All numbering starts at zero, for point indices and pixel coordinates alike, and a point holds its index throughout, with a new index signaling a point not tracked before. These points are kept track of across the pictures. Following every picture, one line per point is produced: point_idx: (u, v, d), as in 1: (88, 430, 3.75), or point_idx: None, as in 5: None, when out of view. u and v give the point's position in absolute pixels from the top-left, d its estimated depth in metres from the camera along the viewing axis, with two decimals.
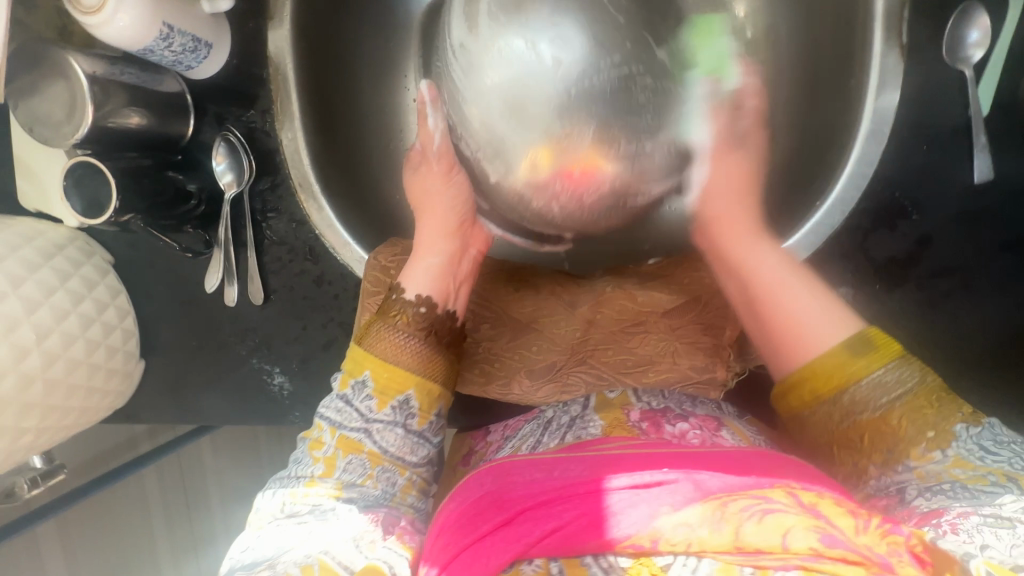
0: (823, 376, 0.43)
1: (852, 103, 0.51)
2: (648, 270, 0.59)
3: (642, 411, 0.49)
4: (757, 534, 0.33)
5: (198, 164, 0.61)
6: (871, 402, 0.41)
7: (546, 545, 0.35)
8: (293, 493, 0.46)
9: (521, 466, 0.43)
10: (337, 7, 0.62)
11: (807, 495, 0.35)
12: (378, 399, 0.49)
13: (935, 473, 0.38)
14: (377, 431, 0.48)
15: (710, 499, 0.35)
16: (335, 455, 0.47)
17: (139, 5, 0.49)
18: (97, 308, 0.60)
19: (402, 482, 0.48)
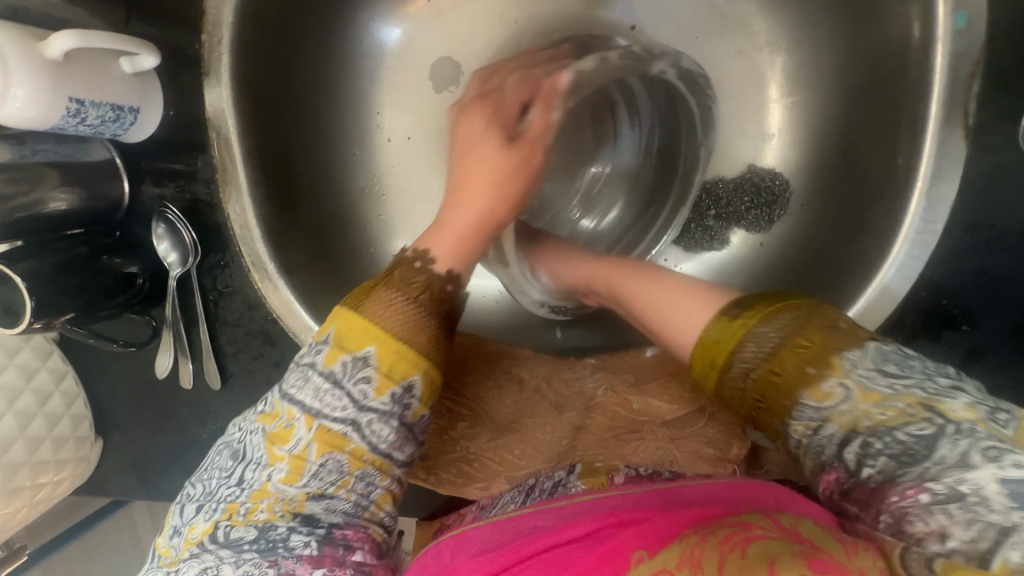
0: (712, 358, 0.38)
1: (898, 190, 0.45)
2: (648, 364, 0.51)
3: (627, 474, 0.46)
4: (745, 574, 0.27)
5: (138, 241, 0.55)
6: (754, 364, 0.36)
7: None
8: (234, 509, 0.39)
9: (483, 532, 0.40)
10: (290, 45, 0.52)
11: (788, 521, 0.31)
12: (377, 382, 0.39)
13: (851, 417, 0.32)
14: (366, 423, 0.40)
15: (685, 539, 0.30)
16: (303, 457, 0.39)
17: (33, 82, 0.40)
18: (38, 399, 0.55)
19: (380, 490, 0.41)
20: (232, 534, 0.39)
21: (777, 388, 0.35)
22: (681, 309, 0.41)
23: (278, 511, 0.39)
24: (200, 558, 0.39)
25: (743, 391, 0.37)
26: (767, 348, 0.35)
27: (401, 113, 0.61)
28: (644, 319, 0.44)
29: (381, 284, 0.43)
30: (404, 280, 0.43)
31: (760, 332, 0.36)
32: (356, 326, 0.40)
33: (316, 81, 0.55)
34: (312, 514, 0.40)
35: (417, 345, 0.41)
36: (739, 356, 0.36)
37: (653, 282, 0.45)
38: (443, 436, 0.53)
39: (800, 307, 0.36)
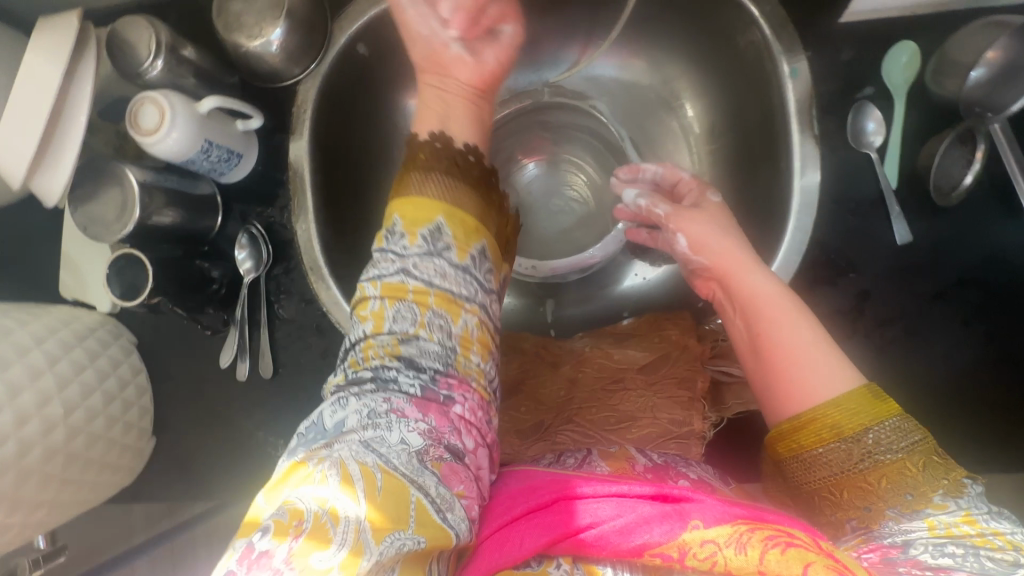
0: (813, 434, 0.46)
1: (784, 179, 0.61)
2: (624, 328, 0.64)
3: (646, 464, 0.53)
4: (781, 564, 0.39)
5: (223, 254, 0.70)
6: (856, 460, 0.45)
7: (579, 544, 0.41)
8: (355, 360, 0.49)
9: (541, 475, 0.49)
10: (350, 117, 0.73)
11: (824, 542, 0.41)
12: (409, 233, 0.52)
13: (944, 526, 0.43)
14: (415, 265, 0.51)
15: (742, 524, 0.41)
16: (382, 308, 0.50)
17: (187, 126, 0.59)
18: (119, 385, 0.65)
19: (458, 331, 0.50)
20: (357, 376, 0.48)
21: (863, 495, 0.45)
22: (827, 372, 0.48)
23: (382, 355, 0.48)
24: (336, 395, 0.47)
25: (812, 476, 0.47)
26: (899, 445, 0.45)
27: None
28: (793, 377, 0.48)
29: (415, 170, 0.56)
30: (425, 158, 0.56)
31: (870, 432, 0.45)
32: (414, 209, 0.54)
33: (360, 142, 0.75)
34: (410, 356, 0.48)
35: (444, 204, 0.54)
36: (857, 439, 0.45)
37: (773, 329, 0.51)
38: None
39: (907, 419, 0.45)
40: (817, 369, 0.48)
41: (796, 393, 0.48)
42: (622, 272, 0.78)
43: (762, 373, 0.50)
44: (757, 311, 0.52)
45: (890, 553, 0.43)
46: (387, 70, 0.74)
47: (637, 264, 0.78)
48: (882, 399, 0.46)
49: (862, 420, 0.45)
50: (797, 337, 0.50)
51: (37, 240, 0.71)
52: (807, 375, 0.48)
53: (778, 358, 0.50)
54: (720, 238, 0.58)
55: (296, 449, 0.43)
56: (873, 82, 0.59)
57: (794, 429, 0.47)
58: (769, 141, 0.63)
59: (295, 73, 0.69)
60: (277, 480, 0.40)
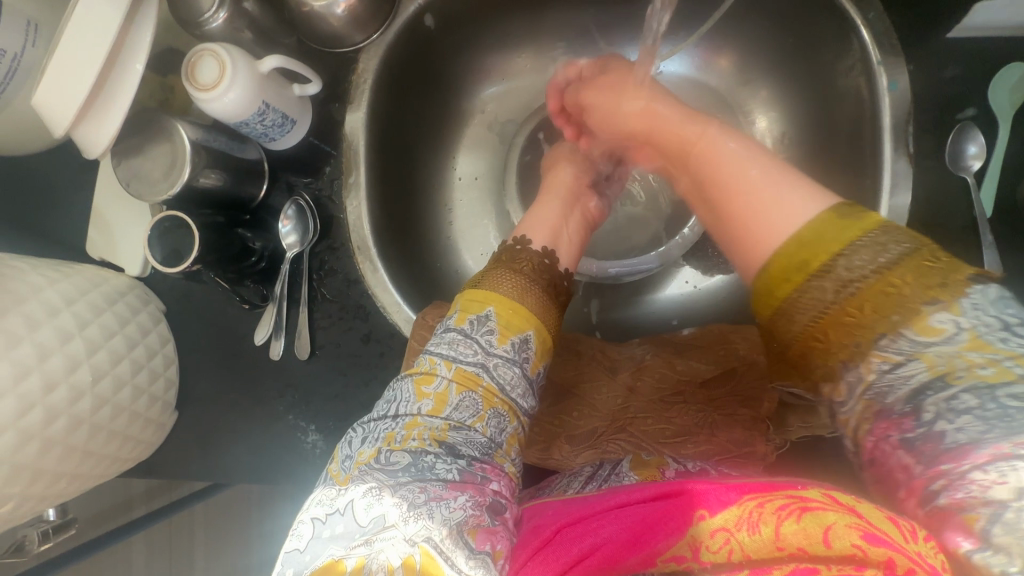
0: (785, 276, 0.39)
1: (870, 197, 0.58)
2: (686, 339, 0.61)
3: (677, 470, 0.52)
4: (800, 534, 0.32)
5: (265, 225, 0.66)
6: (829, 293, 0.38)
7: (585, 568, 0.36)
8: (391, 438, 0.43)
9: (553, 507, 0.45)
10: (408, 92, 0.69)
11: (843, 497, 0.34)
12: (500, 332, 0.49)
13: (946, 364, 0.34)
14: (493, 366, 0.47)
15: (745, 500, 0.36)
16: (446, 392, 0.46)
17: (247, 86, 0.55)
18: (147, 354, 0.61)
19: (508, 430, 0.47)
20: (391, 458, 0.42)
21: (852, 330, 0.37)
22: (788, 204, 0.42)
23: (425, 440, 0.43)
24: (365, 478, 0.41)
25: (796, 330, 0.39)
26: (883, 263, 0.37)
27: (476, 158, 0.78)
28: (748, 213, 0.43)
29: (502, 267, 0.55)
30: (512, 260, 0.56)
31: (857, 252, 0.37)
32: (510, 312, 0.50)
33: (415, 119, 0.72)
34: (454, 443, 0.43)
35: (529, 304, 0.51)
36: (829, 273, 0.38)
37: (729, 166, 0.47)
38: None
39: (889, 229, 0.38)
40: (782, 188, 0.43)
41: (749, 216, 0.43)
42: (670, 276, 0.75)
43: (721, 224, 0.47)
44: (720, 173, 0.48)
45: (903, 428, 0.34)
46: (450, 45, 0.70)
47: (688, 271, 0.74)
48: (856, 217, 0.39)
49: (843, 237, 0.38)
50: (751, 169, 0.45)
51: (66, 193, 0.66)
52: (768, 201, 0.43)
53: (731, 196, 0.46)
54: (661, 109, 0.58)
55: (322, 546, 0.38)
56: (974, 104, 0.56)
57: (773, 273, 0.40)
58: (855, 155, 0.60)
59: (355, 40, 0.65)
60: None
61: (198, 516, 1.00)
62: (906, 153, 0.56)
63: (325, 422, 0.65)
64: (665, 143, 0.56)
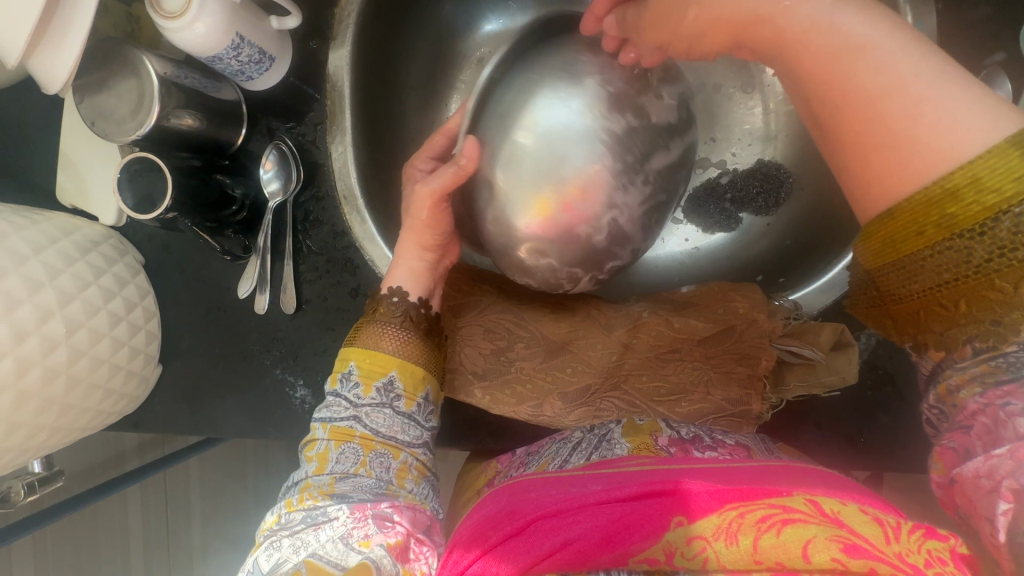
0: (919, 230, 0.35)
1: None
2: (682, 297, 0.59)
3: (670, 437, 0.52)
4: (779, 549, 0.34)
5: (246, 172, 0.63)
6: (979, 257, 0.33)
7: (557, 561, 0.37)
8: (289, 501, 0.47)
9: (537, 486, 0.47)
10: (396, 28, 0.64)
11: (827, 505, 0.37)
12: (363, 384, 0.50)
13: None
14: (365, 414, 0.49)
15: (729, 509, 0.37)
16: (326, 449, 0.48)
17: (217, 15, 0.50)
18: (125, 307, 0.58)
19: (396, 466, 0.48)
20: (289, 518, 0.45)
21: (984, 303, 0.34)
22: (959, 109, 0.33)
23: (315, 496, 0.46)
24: (268, 538, 0.45)
25: (915, 289, 0.37)
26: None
27: None
28: (890, 139, 0.34)
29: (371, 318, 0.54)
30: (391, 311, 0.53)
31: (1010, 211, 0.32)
32: (376, 357, 0.51)
33: (405, 58, 0.67)
34: (342, 492, 0.46)
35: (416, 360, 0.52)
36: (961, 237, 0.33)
37: (854, 59, 0.36)
38: (500, 356, 0.59)
39: None
40: (935, 104, 0.33)
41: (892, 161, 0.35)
42: (670, 232, 0.72)
43: (836, 153, 0.38)
44: (848, 79, 0.36)
45: None
46: None
47: (689, 227, 0.72)
48: None
49: (1019, 184, 0.31)
50: (872, 72, 0.35)
51: (32, 136, 0.62)
52: (937, 126, 0.33)
53: (859, 101, 0.35)
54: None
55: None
56: (1003, 48, 0.52)
57: (894, 231, 0.36)
58: None
59: None
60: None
61: (193, 471, 1.01)
62: None
63: (314, 377, 0.64)
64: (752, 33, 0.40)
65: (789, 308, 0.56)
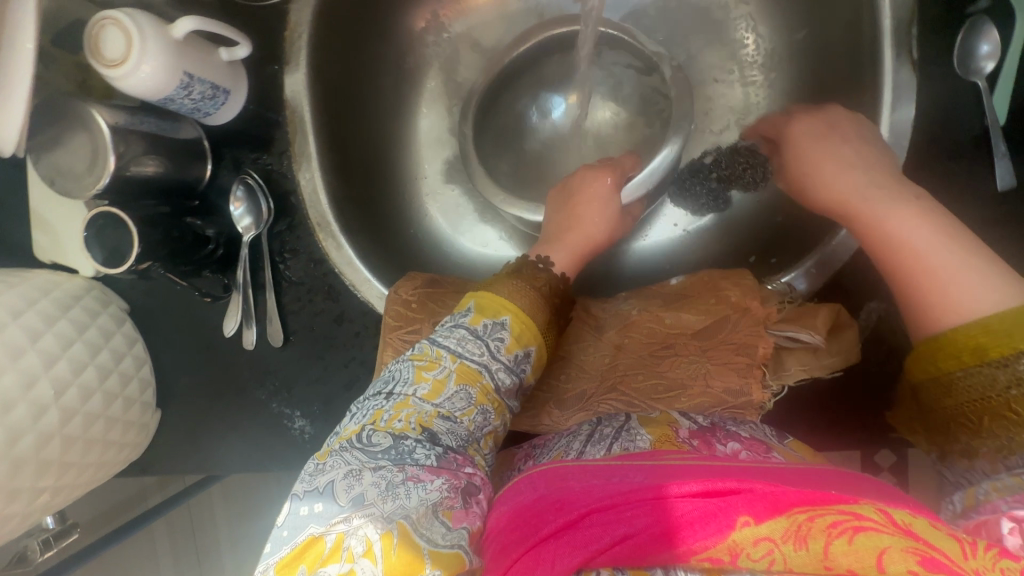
0: (971, 349, 0.35)
1: (869, 117, 0.53)
2: (673, 290, 0.57)
3: (690, 429, 0.50)
4: (852, 557, 0.28)
5: (216, 209, 0.61)
6: (999, 385, 0.34)
7: (615, 554, 0.31)
8: (378, 416, 0.41)
9: (579, 474, 0.39)
10: (353, 42, 0.62)
11: (898, 514, 0.30)
12: (512, 342, 0.46)
13: None
14: (496, 369, 0.44)
15: (792, 514, 0.30)
16: (444, 380, 0.43)
17: (162, 55, 0.49)
18: (114, 358, 0.58)
19: (491, 426, 0.43)
20: (372, 439, 0.39)
21: (1007, 423, 0.34)
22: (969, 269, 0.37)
23: (411, 424, 0.40)
24: (344, 456, 0.38)
25: (948, 408, 0.37)
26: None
27: (439, 113, 0.71)
28: (922, 284, 0.39)
29: (513, 275, 0.51)
30: (522, 274, 0.51)
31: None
32: (516, 315, 0.47)
33: (365, 71, 0.65)
34: (437, 431, 0.40)
35: (538, 321, 0.48)
36: (997, 366, 0.34)
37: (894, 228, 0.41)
38: None
39: None
40: (955, 268, 0.38)
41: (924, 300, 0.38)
42: (658, 219, 0.70)
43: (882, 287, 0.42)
44: (886, 254, 0.41)
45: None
46: None
47: (678, 213, 0.70)
48: None
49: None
50: (908, 234, 0.40)
51: (3, 195, 0.62)
52: (951, 282, 0.37)
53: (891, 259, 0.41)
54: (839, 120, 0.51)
55: (299, 518, 0.35)
56: None
57: (923, 351, 0.38)
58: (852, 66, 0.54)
59: None
60: (290, 558, 0.34)
61: (215, 501, 1.02)
62: (914, 58, 0.50)
63: (310, 406, 0.63)
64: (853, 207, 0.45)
65: (783, 291, 0.55)
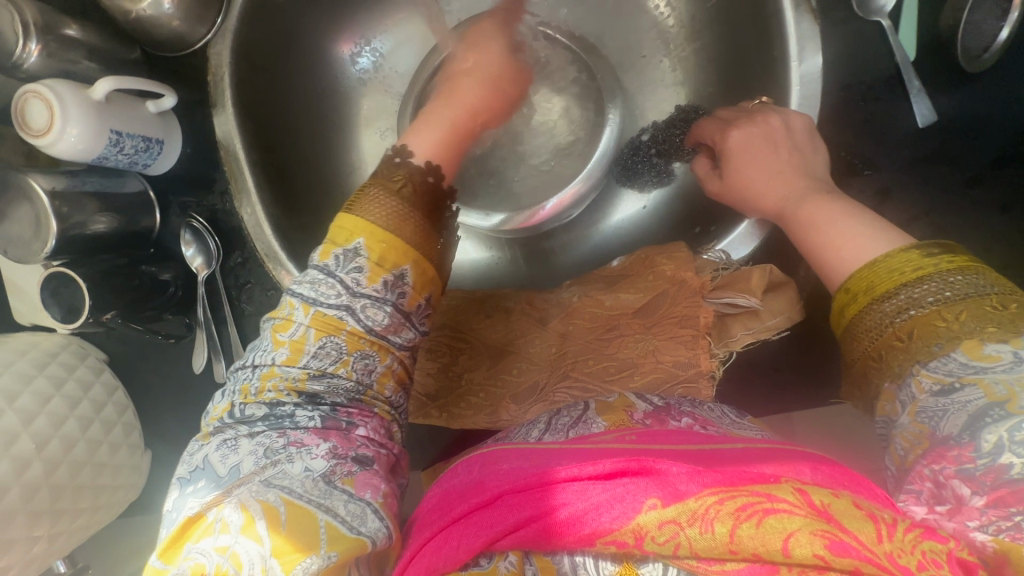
0: (868, 285, 0.40)
1: (778, 72, 0.52)
2: (614, 272, 0.58)
3: (645, 410, 0.48)
4: (756, 538, 0.29)
5: (170, 254, 0.64)
6: (888, 318, 0.38)
7: (521, 536, 0.32)
8: (247, 390, 0.42)
9: (511, 456, 0.40)
10: (278, 74, 0.65)
11: (818, 495, 0.30)
12: (369, 270, 0.42)
13: (1003, 389, 0.32)
14: (361, 306, 0.42)
15: (705, 494, 0.30)
16: (304, 339, 0.42)
17: (86, 120, 0.52)
18: (95, 407, 0.62)
19: (379, 370, 0.43)
20: (246, 411, 0.41)
21: (897, 354, 0.38)
22: (860, 233, 0.42)
23: (284, 391, 0.41)
24: (222, 432, 0.40)
25: (854, 352, 0.41)
26: (947, 296, 0.36)
27: (378, 130, 0.73)
28: (826, 245, 0.43)
29: (371, 185, 0.47)
30: (387, 176, 0.48)
31: (931, 279, 0.37)
32: (383, 238, 0.43)
33: (295, 101, 0.67)
34: (315, 392, 0.41)
35: (405, 236, 0.44)
36: (891, 296, 0.38)
37: (808, 206, 0.46)
38: (447, 372, 0.60)
39: (977, 269, 0.37)
40: (864, 237, 0.41)
41: (828, 260, 0.43)
42: (606, 202, 0.70)
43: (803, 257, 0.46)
44: (798, 226, 0.46)
45: (963, 460, 0.32)
46: (309, 12, 0.65)
47: (624, 194, 0.69)
48: (946, 255, 0.38)
49: (901, 276, 0.38)
50: (815, 208, 0.46)
51: None
52: (848, 244, 0.42)
53: (804, 228, 0.46)
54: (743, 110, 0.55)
55: (187, 501, 0.37)
56: None
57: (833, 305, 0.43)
58: (757, 23, 0.54)
59: (201, 33, 0.60)
60: (173, 539, 0.35)
61: None
62: (811, 8, 0.50)
63: None
64: (769, 191, 0.50)
65: (719, 261, 0.54)
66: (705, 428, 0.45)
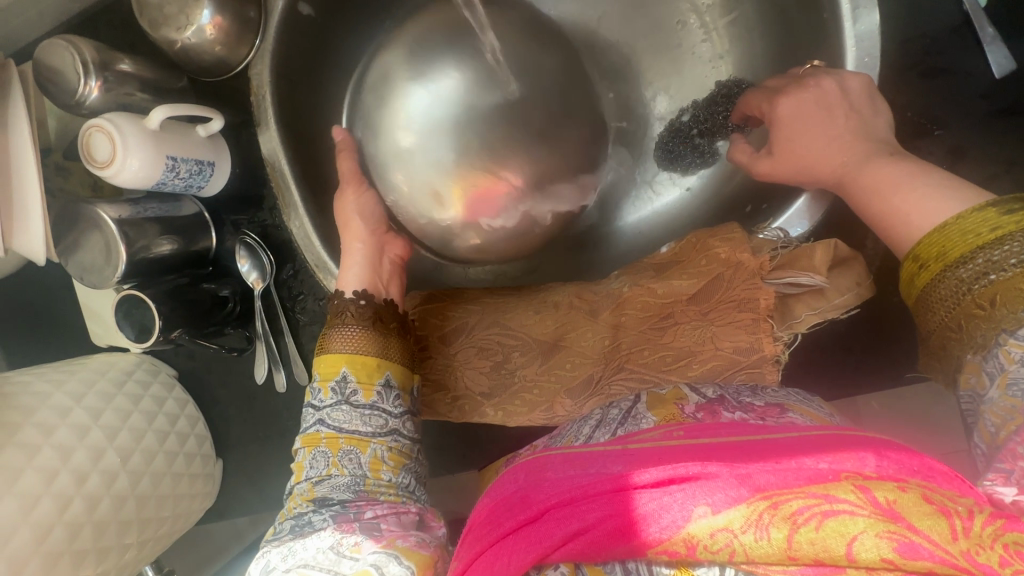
0: (940, 250, 0.37)
1: (831, 34, 0.49)
2: (662, 260, 0.56)
3: (697, 403, 0.47)
4: (818, 545, 0.27)
5: (227, 271, 0.67)
6: (967, 284, 0.35)
7: (570, 550, 0.31)
8: (278, 516, 0.48)
9: (556, 463, 0.39)
10: (315, 89, 0.66)
11: (883, 491, 0.28)
12: (319, 385, 0.50)
13: None
14: (326, 415, 0.49)
15: (756, 498, 0.29)
16: (302, 456, 0.49)
17: (145, 148, 0.54)
18: (169, 421, 0.65)
19: (368, 459, 0.48)
20: (279, 529, 0.47)
21: (978, 323, 0.35)
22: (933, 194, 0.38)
23: (302, 502, 0.47)
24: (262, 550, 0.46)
25: (929, 324, 0.38)
26: None
27: None
28: (893, 211, 0.40)
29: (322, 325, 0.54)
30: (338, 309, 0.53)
31: (1014, 239, 0.34)
32: (325, 358, 0.51)
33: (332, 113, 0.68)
34: (323, 495, 0.47)
35: (344, 348, 0.50)
36: (968, 260, 0.35)
37: (870, 170, 0.43)
38: (500, 370, 0.58)
39: None
40: (929, 198, 0.38)
41: (896, 226, 0.40)
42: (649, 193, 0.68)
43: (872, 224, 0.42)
44: (859, 195, 0.43)
45: None
46: (342, 21, 0.65)
47: (667, 179, 0.67)
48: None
49: (981, 236, 0.35)
50: (875, 172, 0.43)
51: (57, 296, 0.70)
52: (917, 208, 0.39)
53: (867, 196, 0.43)
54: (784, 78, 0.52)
55: None
56: None
57: (903, 272, 0.39)
58: None
59: (242, 55, 0.62)
60: None
61: None
62: None
63: None
64: (826, 161, 0.47)
65: (777, 239, 0.52)
66: (763, 420, 0.43)
